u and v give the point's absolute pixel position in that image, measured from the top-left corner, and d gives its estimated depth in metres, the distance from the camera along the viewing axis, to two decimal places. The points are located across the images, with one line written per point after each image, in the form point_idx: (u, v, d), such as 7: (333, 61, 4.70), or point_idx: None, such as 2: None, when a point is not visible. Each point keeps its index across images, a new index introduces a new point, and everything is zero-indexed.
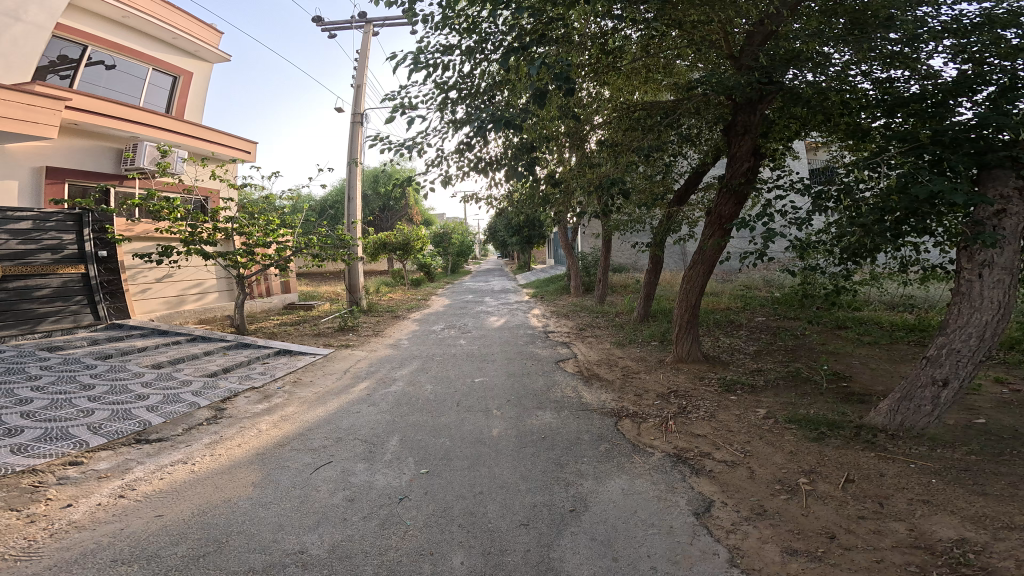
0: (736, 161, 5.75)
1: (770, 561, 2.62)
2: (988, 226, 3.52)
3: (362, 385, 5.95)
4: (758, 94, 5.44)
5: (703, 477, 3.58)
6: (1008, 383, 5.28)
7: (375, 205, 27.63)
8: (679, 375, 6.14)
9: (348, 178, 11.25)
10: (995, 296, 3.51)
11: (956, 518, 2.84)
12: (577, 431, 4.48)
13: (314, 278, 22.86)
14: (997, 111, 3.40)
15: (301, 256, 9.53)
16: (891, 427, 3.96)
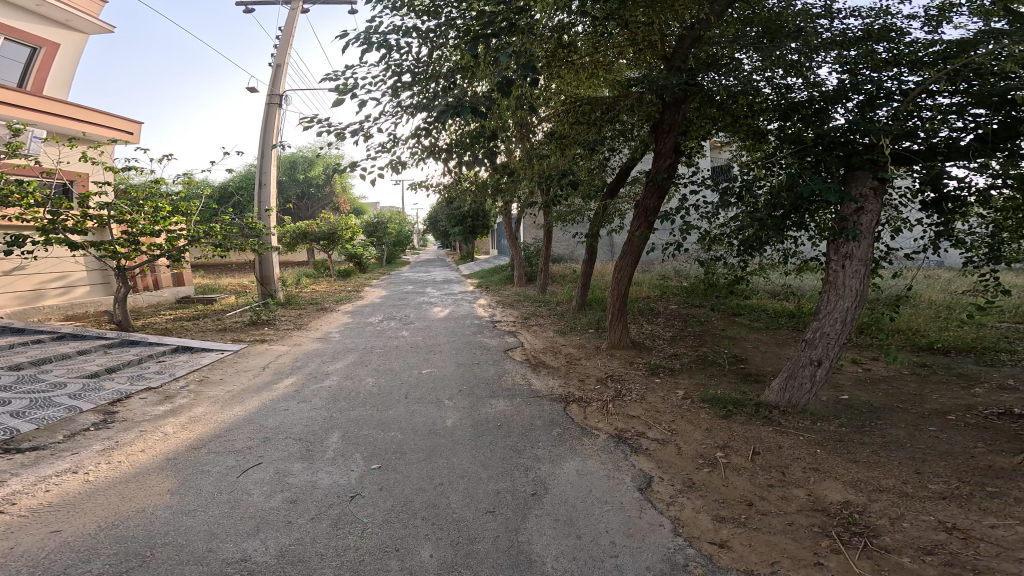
0: (660, 157, 6.04)
1: (706, 529, 2.82)
2: (851, 222, 3.97)
3: (286, 382, 5.63)
4: (682, 96, 5.72)
5: (642, 455, 3.78)
6: (864, 363, 6.01)
7: (293, 192, 25.50)
8: (612, 361, 6.38)
9: (260, 164, 10.56)
10: (854, 285, 3.97)
11: (842, 483, 3.20)
12: (529, 417, 4.56)
13: (216, 270, 21.17)
14: (864, 117, 3.82)
15: (199, 245, 8.88)
16: (780, 404, 4.36)
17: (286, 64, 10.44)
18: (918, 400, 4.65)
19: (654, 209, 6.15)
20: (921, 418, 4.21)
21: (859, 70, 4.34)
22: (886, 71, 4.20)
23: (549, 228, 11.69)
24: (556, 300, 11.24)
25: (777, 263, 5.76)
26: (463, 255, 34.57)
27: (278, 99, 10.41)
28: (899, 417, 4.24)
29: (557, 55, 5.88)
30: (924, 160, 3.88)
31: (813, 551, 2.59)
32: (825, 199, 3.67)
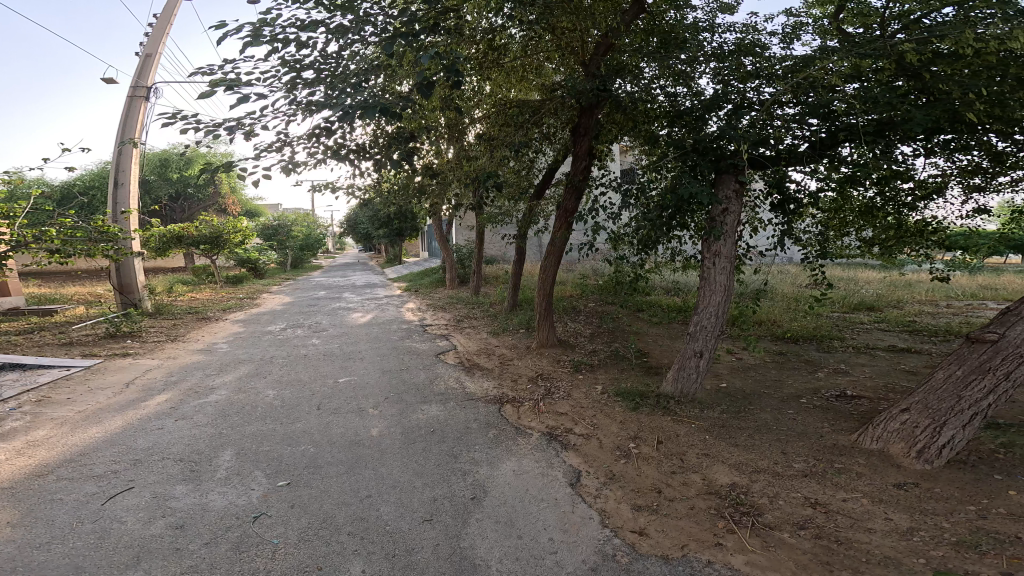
0: (578, 159, 6.32)
1: (626, 518, 2.99)
2: (718, 222, 4.39)
3: (160, 398, 5.05)
4: (592, 101, 5.99)
5: (571, 451, 3.91)
6: (736, 352, 6.61)
7: (163, 193, 22.88)
8: (539, 360, 6.47)
9: (116, 162, 9.41)
10: (722, 281, 4.39)
11: (728, 466, 3.53)
12: (465, 420, 4.50)
13: (61, 277, 18.49)
14: (730, 125, 4.21)
15: (27, 251, 7.72)
16: (676, 395, 4.68)
17: (157, 54, 9.38)
18: (779, 385, 5.23)
19: (572, 209, 6.38)
20: (781, 401, 4.75)
21: (729, 81, 4.74)
22: (748, 82, 4.64)
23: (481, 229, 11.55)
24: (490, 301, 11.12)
25: (667, 262, 6.14)
26: (386, 258, 33.11)
27: (144, 91, 9.33)
28: (765, 401, 4.75)
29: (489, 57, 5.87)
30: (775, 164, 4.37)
31: (714, 532, 2.83)
32: (701, 201, 4.01)
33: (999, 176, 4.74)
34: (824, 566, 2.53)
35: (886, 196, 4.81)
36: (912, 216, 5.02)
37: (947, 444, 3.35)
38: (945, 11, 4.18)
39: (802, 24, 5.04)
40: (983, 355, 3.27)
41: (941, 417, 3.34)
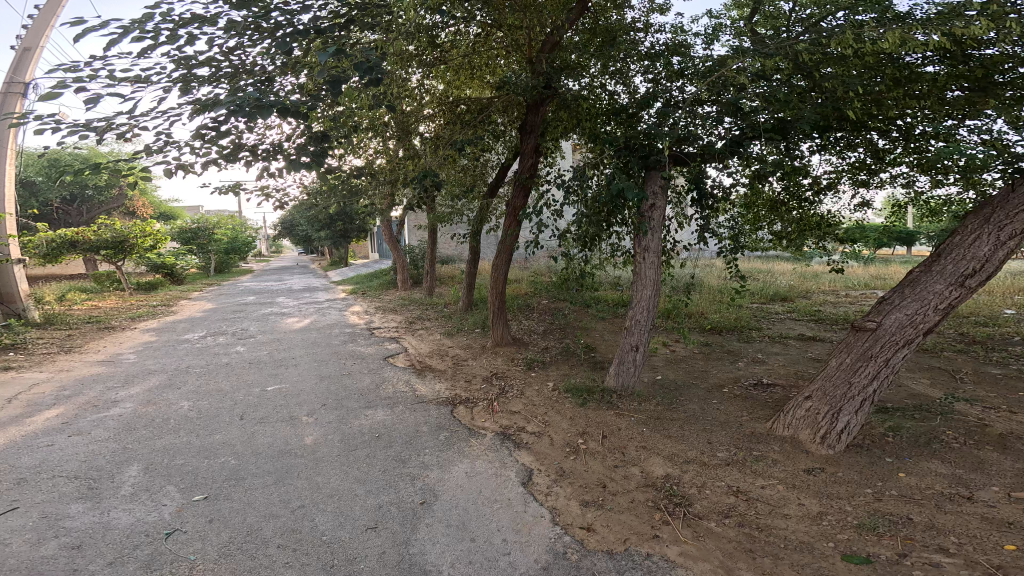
0: (524, 156, 6.33)
1: (576, 514, 3.05)
2: (647, 218, 4.53)
3: (56, 413, 4.60)
4: (537, 98, 5.98)
5: (523, 450, 3.93)
6: (669, 344, 6.87)
7: (56, 194, 20.77)
8: (487, 360, 6.42)
9: None
10: (652, 276, 4.55)
11: (663, 458, 3.69)
12: (414, 424, 4.41)
13: None
14: (657, 124, 4.33)
15: None
16: (618, 389, 4.83)
17: (38, 48, 8.47)
18: (705, 375, 5.52)
19: (520, 208, 6.37)
20: (706, 392, 5.01)
21: (660, 79, 4.86)
22: (675, 81, 4.76)
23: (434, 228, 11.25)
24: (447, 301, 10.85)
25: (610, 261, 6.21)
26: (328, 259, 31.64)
27: (21, 87, 8.38)
28: (696, 393, 4.99)
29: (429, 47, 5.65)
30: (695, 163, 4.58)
31: (652, 524, 2.95)
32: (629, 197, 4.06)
33: (881, 172, 5.18)
34: (748, 553, 2.69)
35: (789, 191, 5.26)
36: (818, 203, 5.36)
37: (844, 429, 3.68)
38: (840, 14, 4.42)
39: (724, 25, 5.24)
40: (865, 342, 3.61)
41: (837, 403, 3.68)
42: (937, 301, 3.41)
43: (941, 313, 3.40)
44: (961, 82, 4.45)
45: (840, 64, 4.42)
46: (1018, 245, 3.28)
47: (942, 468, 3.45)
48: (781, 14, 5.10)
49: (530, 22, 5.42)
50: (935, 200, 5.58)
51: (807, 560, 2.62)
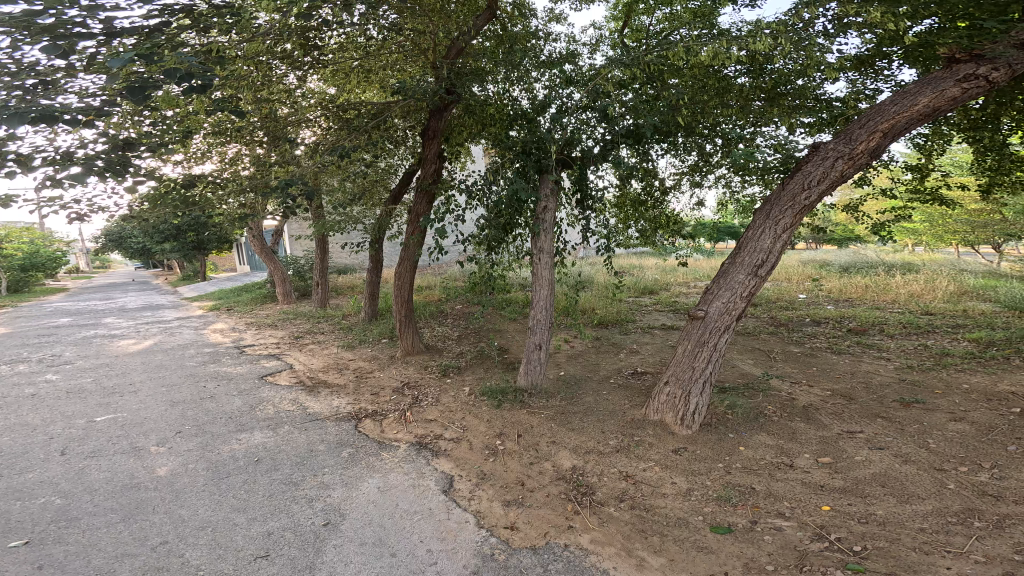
0: (426, 163, 6.24)
1: (499, 515, 3.08)
2: (540, 220, 4.68)
3: None
4: (440, 103, 5.87)
5: (442, 457, 3.86)
6: (568, 340, 7.09)
7: None
8: (391, 370, 6.17)
9: None
10: (547, 276, 4.71)
11: (571, 451, 3.86)
12: (306, 443, 4.13)
13: None
14: (537, 136, 4.53)
15: None
16: (529, 388, 4.94)
17: None
18: (597, 368, 5.80)
19: (424, 214, 6.29)
20: (598, 383, 5.28)
21: (554, 85, 4.81)
22: (566, 88, 4.74)
23: (325, 235, 10.58)
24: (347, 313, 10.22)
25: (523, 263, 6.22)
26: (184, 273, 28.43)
27: None
28: (594, 385, 5.24)
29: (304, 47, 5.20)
30: (578, 166, 4.86)
31: (563, 516, 3.06)
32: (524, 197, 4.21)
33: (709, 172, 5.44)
34: (642, 533, 2.91)
35: (648, 189, 5.62)
36: (664, 201, 5.80)
37: (694, 410, 4.11)
38: (682, 30, 4.87)
39: (604, 36, 5.48)
40: (698, 330, 4.08)
41: (687, 387, 4.12)
42: (742, 290, 3.95)
43: (747, 300, 3.96)
44: (758, 94, 5.29)
45: (682, 75, 4.92)
46: (790, 236, 3.89)
47: (768, 440, 4.03)
48: (643, 28, 5.60)
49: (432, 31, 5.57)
50: (745, 199, 5.74)
51: (694, 534, 2.89)
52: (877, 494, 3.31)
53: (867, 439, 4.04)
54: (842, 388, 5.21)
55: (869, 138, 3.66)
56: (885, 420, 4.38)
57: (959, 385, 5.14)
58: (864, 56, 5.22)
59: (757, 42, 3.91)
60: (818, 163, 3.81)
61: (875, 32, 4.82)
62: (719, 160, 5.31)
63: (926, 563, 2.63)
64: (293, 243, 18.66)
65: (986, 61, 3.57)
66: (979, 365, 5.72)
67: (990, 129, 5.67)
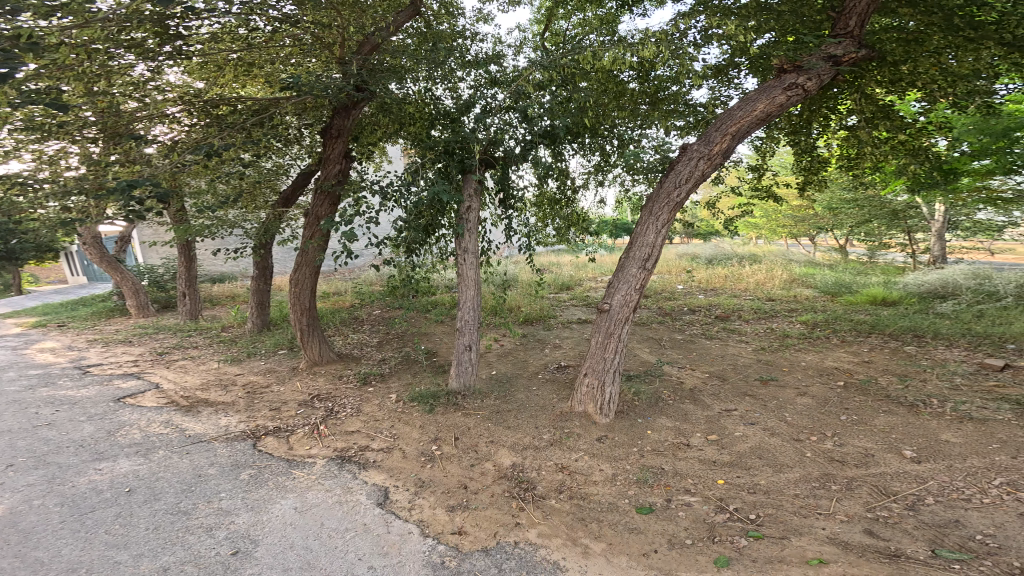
0: (329, 163, 5.81)
1: (446, 522, 3.02)
2: (463, 220, 4.67)
3: None
4: (352, 103, 5.54)
5: (372, 469, 3.71)
6: (498, 340, 6.99)
7: None
8: (292, 384, 5.75)
9: None
10: (473, 275, 4.70)
11: (508, 449, 3.91)
12: (191, 468, 3.76)
13: None
14: (458, 135, 4.47)
15: None
16: (461, 390, 4.88)
17: None
18: (524, 364, 5.90)
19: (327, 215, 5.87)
20: (529, 378, 5.38)
21: (479, 85, 4.85)
22: (491, 88, 4.83)
23: (190, 240, 9.60)
24: (226, 325, 9.37)
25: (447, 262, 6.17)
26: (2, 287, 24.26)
27: None
28: (523, 381, 5.31)
29: (163, 38, 4.61)
30: (501, 167, 4.92)
31: (510, 514, 3.10)
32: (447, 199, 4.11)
33: (610, 171, 5.66)
34: (583, 522, 3.03)
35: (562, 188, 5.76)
36: (574, 199, 5.89)
37: (608, 400, 4.33)
38: (593, 35, 5.20)
39: (528, 39, 5.58)
40: (605, 323, 4.28)
41: (602, 376, 4.31)
42: (637, 282, 4.20)
43: (641, 292, 4.21)
44: (644, 98, 5.69)
45: (589, 80, 5.14)
46: (668, 230, 4.22)
47: (668, 423, 4.33)
48: (561, 33, 5.79)
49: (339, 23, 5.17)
50: (637, 198, 5.96)
51: (626, 518, 3.07)
52: (757, 465, 3.69)
53: (739, 415, 4.51)
54: (718, 369, 5.75)
55: (722, 140, 4.08)
56: (750, 398, 4.90)
57: (798, 363, 5.97)
58: (721, 66, 5.80)
59: (646, 48, 4.15)
60: (684, 164, 4.16)
61: (734, 43, 5.36)
62: (617, 161, 5.54)
63: (807, 525, 3.00)
64: (144, 249, 16.44)
65: (803, 72, 4.12)
66: (810, 345, 6.72)
67: (804, 134, 6.59)
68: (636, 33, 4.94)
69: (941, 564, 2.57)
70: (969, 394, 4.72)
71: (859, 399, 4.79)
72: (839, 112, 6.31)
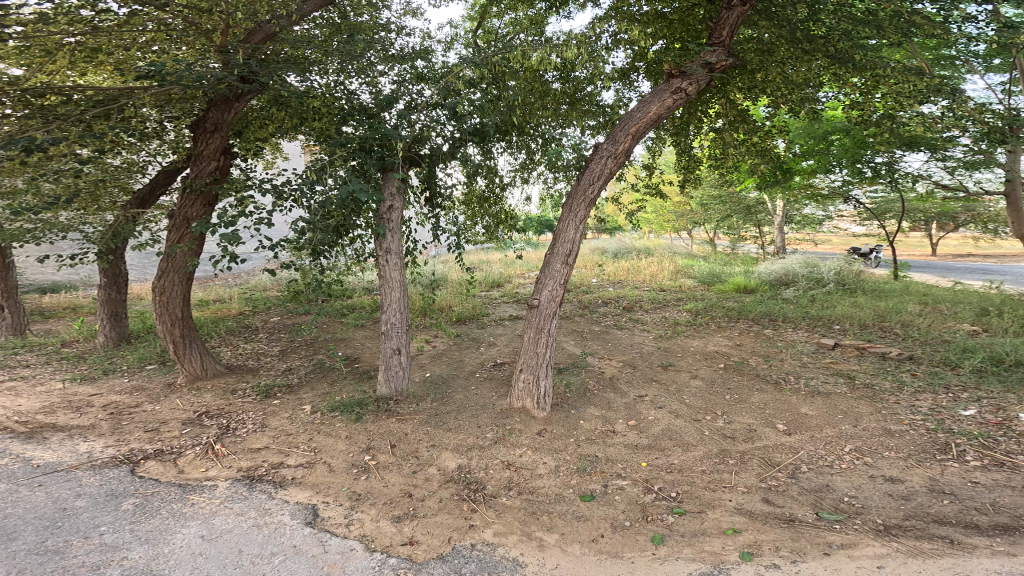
0: (202, 160, 5.07)
1: (393, 533, 2.94)
2: (384, 220, 4.54)
3: None
4: (232, 92, 4.94)
5: (293, 487, 3.50)
6: (431, 340, 6.93)
7: None
8: (171, 403, 5.08)
9: None
10: (397, 276, 4.60)
11: (453, 451, 3.88)
12: (56, 500, 3.32)
13: None
14: (374, 132, 4.28)
15: None
16: (392, 395, 4.79)
17: None
18: (461, 364, 5.86)
19: (200, 218, 5.16)
20: (466, 378, 5.36)
21: (403, 80, 4.68)
22: (417, 84, 4.65)
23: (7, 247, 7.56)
24: (65, 340, 7.56)
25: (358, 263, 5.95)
26: None
27: None
28: (461, 381, 5.27)
29: None
30: (427, 164, 4.80)
31: (463, 517, 3.08)
32: (364, 199, 3.83)
33: (536, 168, 5.76)
34: (536, 515, 3.09)
35: (492, 186, 5.76)
36: (503, 197, 5.94)
37: (544, 393, 4.42)
38: (522, 34, 5.31)
39: (459, 35, 5.45)
40: (536, 319, 4.35)
41: (538, 371, 4.38)
42: (561, 278, 4.30)
43: (567, 287, 4.32)
44: (565, 98, 5.74)
45: (518, 79, 5.19)
46: (585, 227, 4.38)
47: (596, 412, 4.47)
48: (492, 31, 5.75)
49: (223, 7, 4.55)
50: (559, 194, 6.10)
51: (572, 507, 3.16)
52: (670, 446, 3.92)
53: (650, 400, 4.75)
54: (629, 359, 5.99)
55: (625, 140, 4.28)
56: (657, 383, 5.19)
57: (688, 348, 6.41)
58: (625, 70, 6.01)
59: (570, 50, 4.28)
60: (593, 163, 4.33)
61: (637, 49, 5.63)
62: (541, 158, 5.64)
63: (716, 498, 3.25)
64: None
65: (686, 77, 4.37)
66: (695, 331, 7.27)
67: (684, 136, 6.90)
68: (563, 34, 5.05)
69: (825, 525, 2.94)
70: (816, 370, 5.48)
71: (736, 378, 5.29)
72: (710, 117, 6.83)
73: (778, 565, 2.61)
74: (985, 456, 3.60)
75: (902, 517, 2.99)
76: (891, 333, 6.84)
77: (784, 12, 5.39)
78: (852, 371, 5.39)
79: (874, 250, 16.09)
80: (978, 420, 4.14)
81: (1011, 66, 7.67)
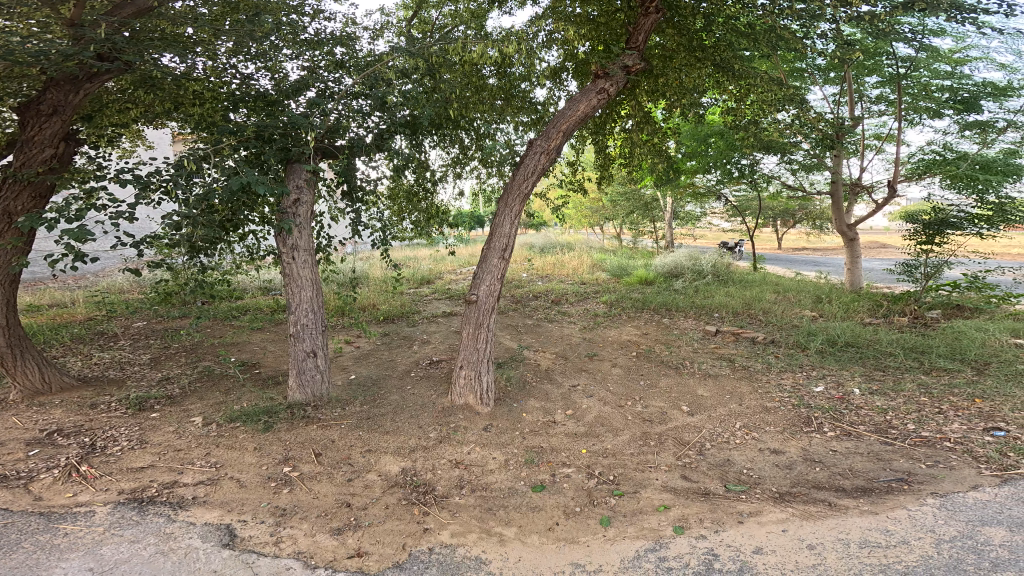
0: (34, 146, 4.44)
1: (331, 546, 2.84)
2: (290, 213, 4.33)
3: None
4: (77, 74, 4.38)
5: (196, 506, 3.26)
6: (352, 340, 6.72)
7: None
8: (3, 421, 4.44)
9: None
10: (308, 275, 4.43)
11: (393, 455, 3.79)
12: None
13: None
14: (273, 122, 4.03)
15: None
16: (309, 400, 4.60)
17: None
18: (394, 364, 5.72)
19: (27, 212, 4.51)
20: (401, 378, 5.24)
21: (317, 68, 4.52)
22: (335, 72, 4.52)
23: None
24: None
25: (247, 260, 5.65)
26: None
27: None
28: (392, 382, 5.16)
29: None
30: (344, 155, 4.59)
31: (414, 521, 3.03)
32: (259, 192, 3.58)
33: (467, 164, 5.79)
34: (491, 510, 3.10)
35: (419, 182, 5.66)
36: (433, 191, 5.84)
37: (485, 390, 4.43)
38: (461, 27, 5.27)
39: (390, 23, 5.34)
40: (474, 314, 4.35)
41: (478, 368, 4.39)
42: (498, 272, 4.32)
43: (504, 281, 4.35)
44: (501, 94, 5.68)
45: (454, 72, 5.09)
46: (520, 223, 4.41)
47: (537, 403, 4.54)
48: (429, 22, 5.59)
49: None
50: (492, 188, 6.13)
51: (526, 499, 3.20)
52: (601, 432, 4.05)
53: (582, 389, 4.87)
54: (560, 350, 6.12)
55: (555, 138, 4.35)
56: (586, 372, 5.34)
57: (608, 339, 6.60)
58: (558, 68, 6.03)
59: (508, 45, 4.23)
60: (527, 159, 4.37)
61: (568, 49, 5.66)
62: (475, 154, 5.72)
63: (644, 477, 3.40)
64: None
65: (608, 77, 4.51)
66: (606, 321, 7.52)
67: (601, 135, 7.08)
68: (499, 30, 5.07)
69: (734, 495, 3.15)
70: (703, 354, 5.87)
71: (648, 365, 5.55)
72: (620, 116, 6.97)
73: (706, 535, 2.77)
74: (836, 427, 4.03)
75: (789, 484, 3.25)
76: (756, 319, 7.44)
77: (684, 22, 5.76)
78: (732, 355, 5.81)
79: (739, 245, 17.51)
80: (825, 395, 4.64)
81: (843, 80, 8.59)
